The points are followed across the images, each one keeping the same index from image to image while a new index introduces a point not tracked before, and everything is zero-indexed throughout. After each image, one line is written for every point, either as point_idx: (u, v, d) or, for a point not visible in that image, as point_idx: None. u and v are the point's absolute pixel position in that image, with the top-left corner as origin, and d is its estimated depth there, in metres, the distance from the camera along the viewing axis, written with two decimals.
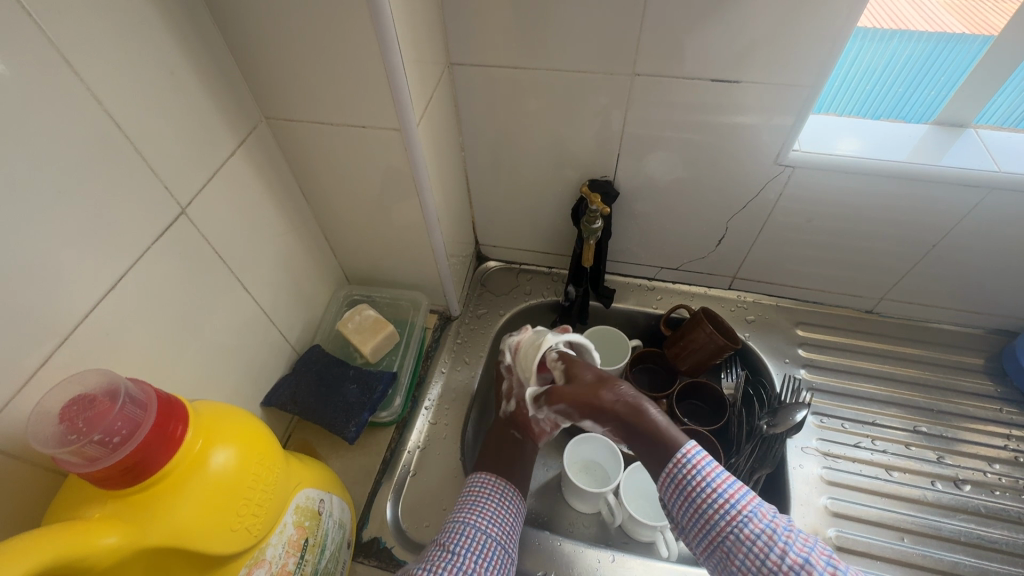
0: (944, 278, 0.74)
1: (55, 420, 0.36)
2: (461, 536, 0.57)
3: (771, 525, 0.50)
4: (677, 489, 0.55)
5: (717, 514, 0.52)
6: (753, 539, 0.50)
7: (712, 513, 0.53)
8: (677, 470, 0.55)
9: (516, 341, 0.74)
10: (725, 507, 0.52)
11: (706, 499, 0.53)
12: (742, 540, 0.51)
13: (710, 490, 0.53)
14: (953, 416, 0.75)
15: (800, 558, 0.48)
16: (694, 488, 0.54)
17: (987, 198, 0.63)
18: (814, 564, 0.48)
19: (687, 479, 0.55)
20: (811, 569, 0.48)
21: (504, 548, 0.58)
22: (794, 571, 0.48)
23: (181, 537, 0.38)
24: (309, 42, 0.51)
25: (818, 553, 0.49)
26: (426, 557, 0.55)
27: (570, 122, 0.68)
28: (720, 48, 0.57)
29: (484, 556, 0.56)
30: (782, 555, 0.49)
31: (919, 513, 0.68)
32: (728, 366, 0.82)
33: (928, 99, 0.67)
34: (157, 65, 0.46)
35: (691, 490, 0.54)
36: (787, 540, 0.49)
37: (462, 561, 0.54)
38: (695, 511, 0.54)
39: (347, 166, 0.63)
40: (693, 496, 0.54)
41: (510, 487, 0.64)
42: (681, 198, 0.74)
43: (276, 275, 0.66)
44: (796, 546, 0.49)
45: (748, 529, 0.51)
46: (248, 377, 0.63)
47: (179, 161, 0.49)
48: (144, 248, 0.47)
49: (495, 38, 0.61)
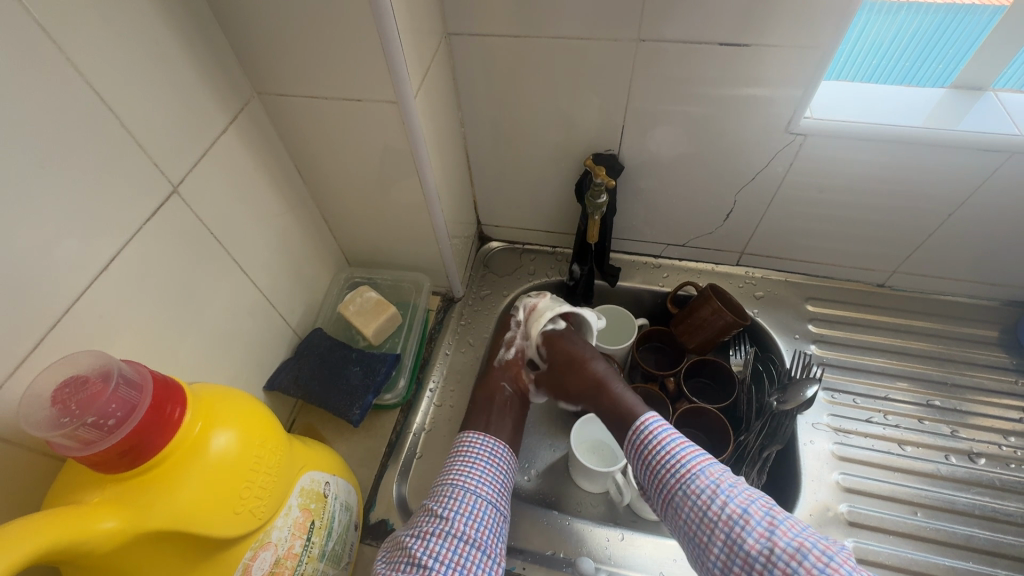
0: (959, 248, 0.72)
1: (46, 404, 0.35)
2: (450, 499, 0.57)
3: (715, 480, 0.53)
4: (637, 454, 0.59)
5: (669, 473, 0.55)
6: (698, 493, 0.53)
7: (665, 472, 0.56)
8: (635, 437, 0.60)
9: (533, 304, 0.73)
10: (676, 467, 0.55)
11: (659, 461, 0.56)
12: (689, 495, 0.53)
13: (662, 453, 0.57)
14: (966, 389, 0.74)
15: (740, 508, 0.50)
16: (649, 452, 0.58)
17: (1007, 163, 0.60)
18: (751, 513, 0.49)
19: (643, 446, 0.58)
20: (749, 518, 0.49)
21: (496, 506, 0.58)
22: (732, 520, 0.50)
23: (183, 521, 0.37)
24: (299, 11, 0.49)
25: (759, 505, 0.50)
26: (416, 523, 0.56)
27: (573, 93, 0.66)
28: (731, 11, 0.54)
29: (474, 517, 0.55)
30: (723, 506, 0.51)
31: (932, 487, 0.67)
32: (736, 344, 0.83)
33: (936, 73, 0.65)
34: (141, 37, 0.44)
35: (647, 454, 0.58)
36: (729, 493, 0.51)
37: (450, 526, 0.54)
38: (651, 473, 0.57)
39: (343, 144, 0.61)
40: (649, 459, 0.58)
41: (499, 444, 0.64)
42: (688, 172, 0.72)
43: (274, 257, 0.65)
44: (736, 499, 0.51)
45: (694, 484, 0.53)
46: (248, 361, 0.62)
47: (169, 137, 0.48)
48: (135, 230, 0.46)
49: (494, 4, 0.59)
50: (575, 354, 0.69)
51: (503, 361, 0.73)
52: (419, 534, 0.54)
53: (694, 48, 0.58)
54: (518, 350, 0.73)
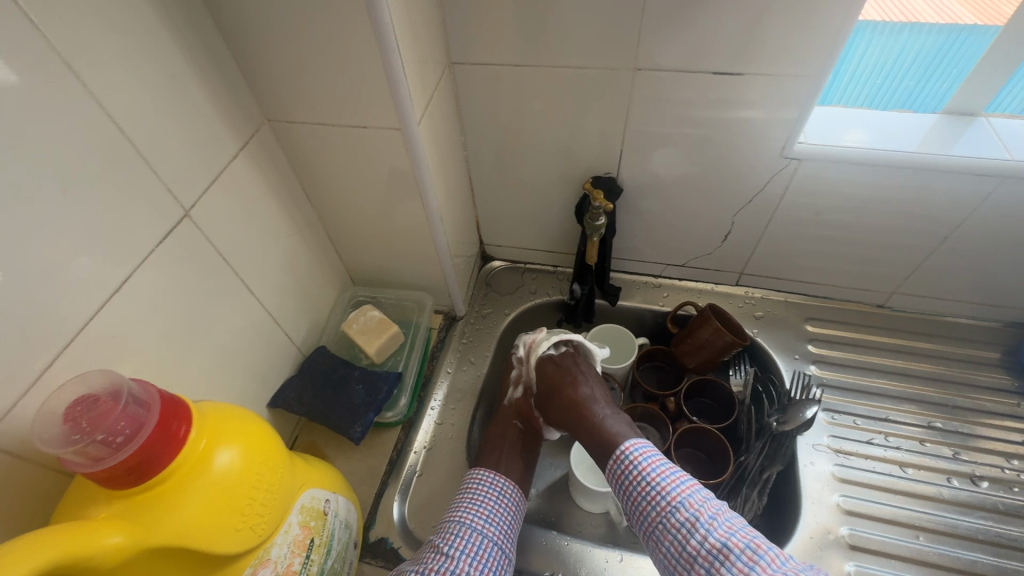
0: (958, 271, 0.73)
1: (59, 421, 0.36)
2: (456, 538, 0.56)
3: (695, 513, 0.52)
4: (617, 481, 0.59)
5: (649, 504, 0.55)
6: (678, 527, 0.53)
7: (644, 505, 0.56)
8: (615, 465, 0.59)
9: (530, 339, 0.75)
10: (657, 498, 0.55)
11: (639, 491, 0.56)
12: (670, 529, 0.53)
13: (642, 482, 0.56)
14: (969, 411, 0.74)
15: (720, 542, 0.50)
16: (630, 480, 0.57)
17: (1001, 186, 0.61)
18: (731, 549, 0.49)
19: (624, 474, 0.58)
20: (729, 554, 0.49)
21: (501, 548, 0.58)
22: (711, 557, 0.50)
23: (186, 536, 0.38)
24: (309, 44, 0.51)
25: (740, 538, 0.50)
26: (421, 558, 0.56)
27: (572, 119, 0.68)
28: (723, 42, 0.56)
29: (479, 559, 0.55)
30: (703, 540, 0.51)
31: (935, 511, 0.66)
32: (736, 363, 0.82)
33: (940, 92, 0.66)
34: (159, 70, 0.46)
35: (627, 484, 0.58)
36: (709, 527, 0.51)
37: (455, 564, 0.54)
38: (628, 505, 0.57)
39: (349, 168, 0.63)
40: (629, 488, 0.57)
41: (510, 483, 0.64)
42: (686, 194, 0.73)
43: (280, 276, 0.66)
44: (717, 532, 0.51)
45: (675, 518, 0.53)
46: (254, 378, 0.64)
47: (182, 163, 0.50)
48: (148, 251, 0.48)
49: (496, 36, 0.61)
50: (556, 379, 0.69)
51: (511, 400, 0.73)
52: (424, 571, 0.54)
53: (688, 76, 0.60)
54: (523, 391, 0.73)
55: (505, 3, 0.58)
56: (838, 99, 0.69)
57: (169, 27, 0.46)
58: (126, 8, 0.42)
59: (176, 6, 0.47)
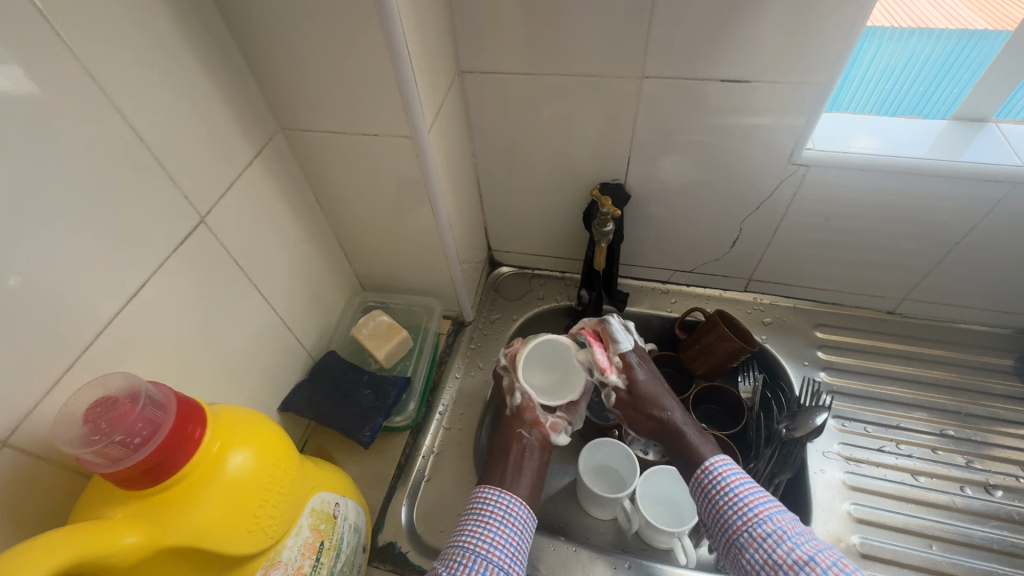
0: (969, 277, 0.72)
1: (79, 422, 0.37)
2: (459, 565, 0.55)
3: (782, 526, 0.55)
4: (703, 491, 0.61)
5: (735, 514, 0.58)
6: (764, 537, 0.55)
7: (729, 513, 0.58)
8: (704, 476, 0.61)
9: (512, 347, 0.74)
10: (743, 510, 0.57)
11: (727, 502, 0.59)
12: (754, 538, 0.55)
13: (732, 495, 0.59)
14: (982, 419, 0.73)
15: (806, 556, 0.52)
16: (719, 492, 0.60)
17: (1012, 192, 0.61)
18: (817, 561, 0.51)
19: (712, 485, 0.60)
20: (815, 565, 0.51)
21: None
22: (798, 566, 0.51)
23: (200, 537, 0.39)
24: (322, 54, 0.52)
25: (826, 555, 0.52)
26: None
27: (580, 126, 0.68)
28: (730, 50, 0.57)
29: None
30: (789, 551, 0.53)
31: (947, 520, 0.66)
32: (744, 370, 0.81)
33: (950, 97, 0.66)
34: (177, 80, 0.47)
35: (714, 494, 0.60)
36: (796, 540, 0.53)
37: None
38: (715, 514, 0.59)
39: (360, 176, 0.64)
40: (717, 499, 0.60)
41: (516, 500, 0.62)
42: (694, 200, 0.74)
43: (291, 282, 0.67)
44: (803, 546, 0.53)
45: (761, 528, 0.55)
46: (265, 382, 0.64)
47: (198, 171, 0.51)
48: (165, 256, 0.49)
49: (505, 45, 0.62)
50: (647, 395, 0.68)
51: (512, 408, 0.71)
52: None
53: (695, 84, 0.61)
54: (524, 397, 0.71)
55: (514, 13, 0.59)
56: (848, 104, 0.68)
57: (187, 39, 0.48)
58: (146, 21, 0.44)
59: (194, 18, 0.48)
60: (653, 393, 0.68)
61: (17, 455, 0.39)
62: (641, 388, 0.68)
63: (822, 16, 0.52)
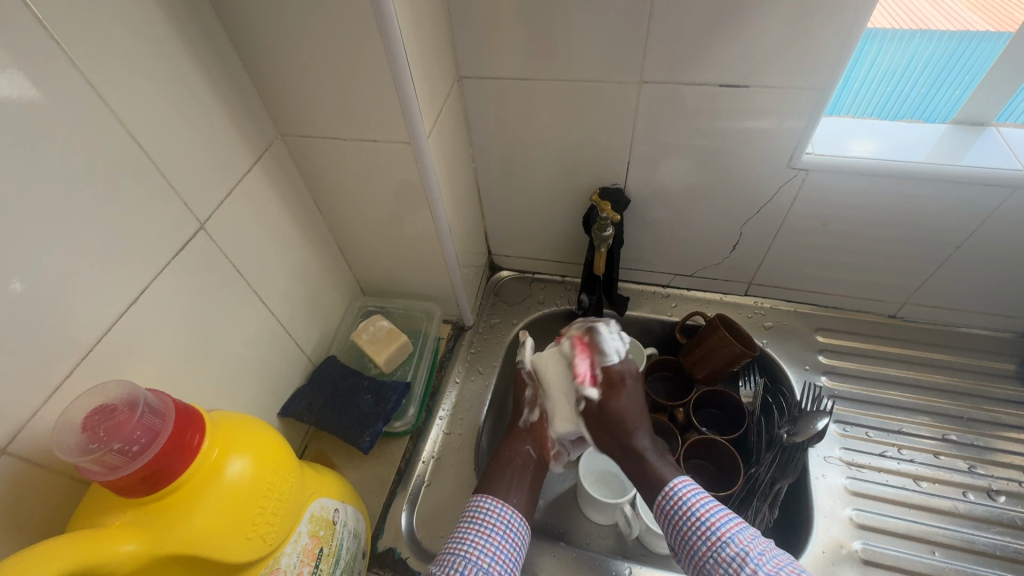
0: (970, 280, 0.72)
1: (78, 430, 0.37)
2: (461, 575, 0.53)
3: (745, 547, 0.51)
4: (666, 518, 0.56)
5: (699, 539, 0.53)
6: (729, 561, 0.51)
7: (694, 540, 0.53)
8: (665, 502, 0.57)
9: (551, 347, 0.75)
10: (706, 533, 0.53)
11: (690, 526, 0.54)
12: (720, 563, 0.51)
13: (693, 517, 0.54)
14: (984, 424, 0.72)
15: None
16: (680, 517, 0.55)
17: (1012, 196, 0.61)
18: None
19: (673, 510, 0.56)
20: None
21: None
22: None
23: (198, 545, 0.39)
24: (321, 61, 0.52)
25: (789, 573, 0.48)
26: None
27: (579, 131, 0.69)
28: (728, 55, 0.57)
29: None
30: (753, 574, 0.49)
31: (950, 526, 0.65)
32: (745, 375, 0.80)
33: (952, 99, 0.65)
34: (176, 87, 0.48)
35: (677, 520, 0.55)
36: (759, 561, 0.50)
37: None
38: (679, 541, 0.55)
39: (360, 181, 0.65)
40: (679, 524, 0.55)
41: (515, 515, 0.60)
42: (693, 204, 0.74)
43: (291, 287, 0.67)
44: (766, 566, 0.49)
45: (725, 552, 0.51)
46: (265, 387, 0.64)
47: (198, 177, 0.51)
48: (165, 262, 0.49)
49: (504, 50, 0.62)
50: (618, 412, 0.64)
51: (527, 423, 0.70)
52: None
53: (694, 89, 0.61)
54: (539, 418, 0.71)
55: (513, 19, 0.59)
56: (848, 108, 0.68)
57: (187, 47, 0.48)
58: (146, 29, 0.44)
59: (194, 26, 0.48)
60: (630, 418, 0.64)
61: (17, 463, 0.39)
62: (619, 404, 0.65)
63: (819, 21, 0.53)
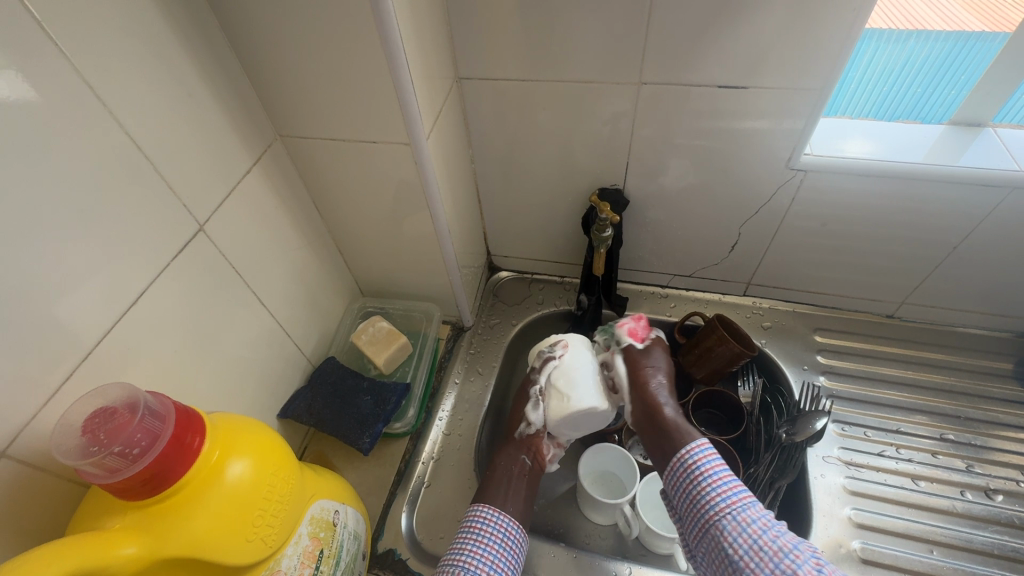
0: (967, 280, 0.72)
1: (78, 433, 0.37)
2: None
3: (766, 515, 0.53)
4: (684, 472, 0.59)
5: (718, 497, 0.55)
6: (748, 522, 0.53)
7: (712, 497, 0.56)
8: (688, 456, 0.60)
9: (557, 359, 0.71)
10: (727, 493, 0.55)
11: (710, 484, 0.57)
12: (738, 522, 0.53)
13: (714, 478, 0.57)
14: (982, 423, 0.73)
15: (789, 544, 0.50)
16: (701, 474, 0.58)
17: (1009, 197, 0.61)
18: (802, 550, 0.50)
19: (695, 465, 0.59)
20: (799, 554, 0.49)
21: None
22: (783, 552, 0.50)
23: (199, 548, 0.39)
24: (320, 62, 0.52)
25: (807, 547, 0.51)
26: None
27: (578, 132, 0.69)
28: (727, 55, 0.57)
29: None
30: (774, 537, 0.51)
31: (948, 525, 0.66)
32: (744, 375, 0.80)
33: (948, 99, 0.65)
34: (176, 88, 0.48)
35: (697, 476, 0.58)
36: (779, 530, 0.52)
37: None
38: (693, 498, 0.57)
39: (359, 183, 0.65)
40: (698, 481, 0.58)
41: (513, 523, 0.61)
42: (692, 204, 0.74)
43: (290, 288, 0.67)
44: (787, 536, 0.51)
45: (745, 514, 0.53)
46: (264, 389, 0.64)
47: (197, 178, 0.51)
48: (164, 264, 0.49)
49: (503, 51, 0.62)
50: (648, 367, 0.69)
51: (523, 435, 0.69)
52: None
53: (693, 90, 0.61)
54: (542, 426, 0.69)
55: (511, 20, 0.59)
56: (845, 108, 0.68)
57: (186, 48, 0.48)
58: (144, 29, 0.44)
59: (193, 27, 0.48)
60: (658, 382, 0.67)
61: (17, 466, 0.39)
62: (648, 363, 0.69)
63: (818, 22, 0.53)
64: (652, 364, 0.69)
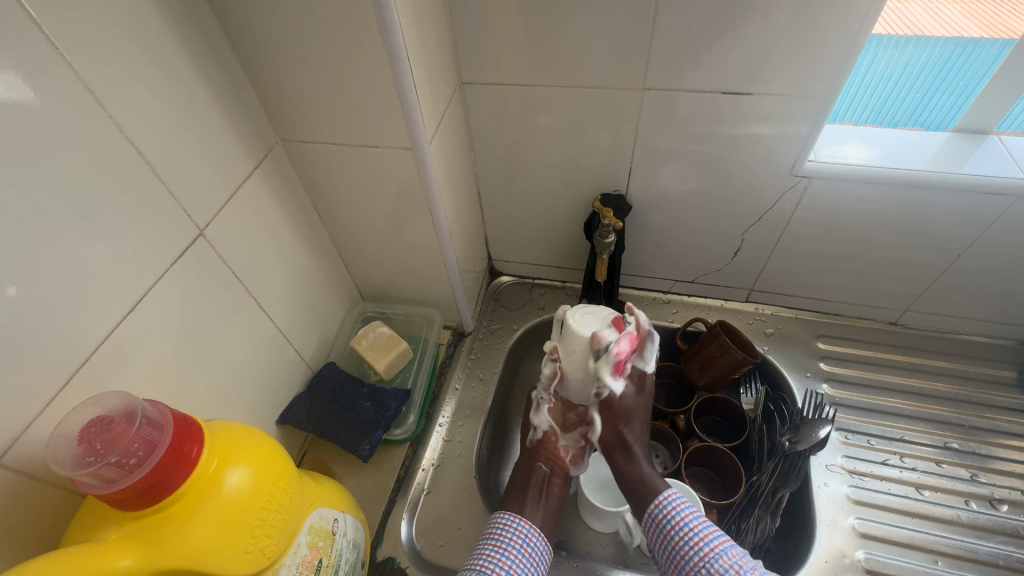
0: (970, 288, 0.72)
1: (73, 443, 0.37)
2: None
3: (739, 562, 0.53)
4: (657, 529, 0.59)
5: (692, 548, 0.55)
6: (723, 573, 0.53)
7: (686, 549, 0.56)
8: (658, 510, 0.59)
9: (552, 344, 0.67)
10: (700, 544, 0.55)
11: (682, 535, 0.57)
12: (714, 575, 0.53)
13: (686, 529, 0.57)
14: (986, 432, 0.72)
15: None
16: (673, 526, 0.57)
17: (1013, 205, 0.61)
18: None
19: (666, 519, 0.58)
20: None
21: None
22: None
23: (198, 559, 0.38)
24: (323, 66, 0.52)
25: None
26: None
27: (581, 137, 0.68)
28: (732, 61, 0.57)
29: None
30: None
31: (953, 535, 0.65)
32: (747, 381, 0.80)
33: (947, 104, 0.65)
34: (177, 91, 0.47)
35: (668, 528, 0.58)
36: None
37: None
38: (668, 551, 0.57)
39: (361, 188, 0.64)
40: (670, 533, 0.57)
41: (533, 528, 0.61)
42: (695, 210, 0.73)
43: (290, 293, 0.67)
44: None
45: (719, 563, 0.53)
46: (263, 395, 0.64)
47: (197, 182, 0.51)
48: (164, 268, 0.48)
49: (507, 55, 0.62)
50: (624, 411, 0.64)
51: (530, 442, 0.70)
52: None
53: (696, 97, 0.61)
54: (547, 428, 0.69)
55: (514, 24, 0.59)
56: (845, 115, 0.68)
57: (187, 51, 0.47)
58: (144, 31, 0.43)
59: (195, 30, 0.48)
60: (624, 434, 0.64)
61: (13, 475, 0.38)
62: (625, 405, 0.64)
63: (823, 29, 0.53)
64: (625, 417, 0.64)
